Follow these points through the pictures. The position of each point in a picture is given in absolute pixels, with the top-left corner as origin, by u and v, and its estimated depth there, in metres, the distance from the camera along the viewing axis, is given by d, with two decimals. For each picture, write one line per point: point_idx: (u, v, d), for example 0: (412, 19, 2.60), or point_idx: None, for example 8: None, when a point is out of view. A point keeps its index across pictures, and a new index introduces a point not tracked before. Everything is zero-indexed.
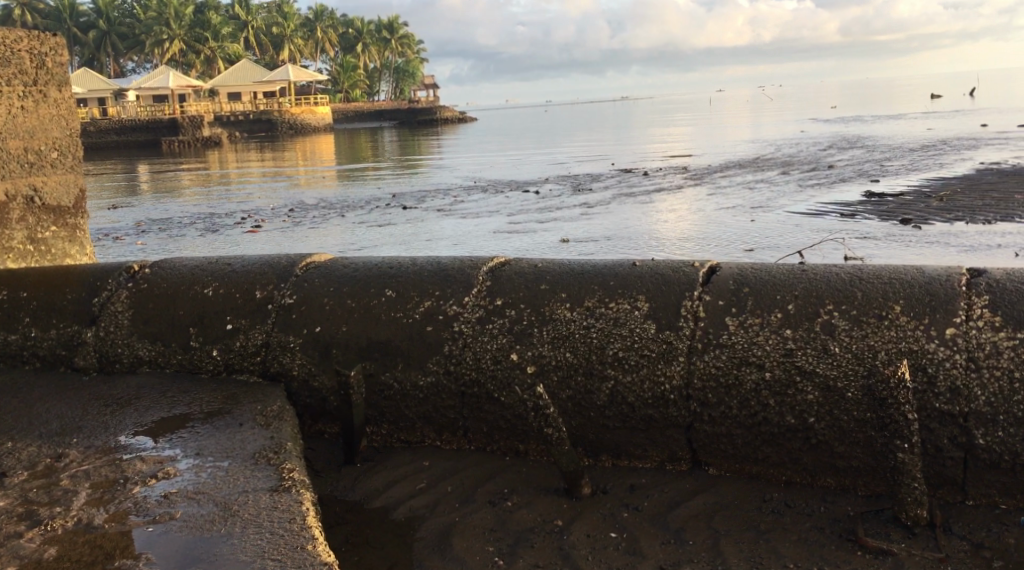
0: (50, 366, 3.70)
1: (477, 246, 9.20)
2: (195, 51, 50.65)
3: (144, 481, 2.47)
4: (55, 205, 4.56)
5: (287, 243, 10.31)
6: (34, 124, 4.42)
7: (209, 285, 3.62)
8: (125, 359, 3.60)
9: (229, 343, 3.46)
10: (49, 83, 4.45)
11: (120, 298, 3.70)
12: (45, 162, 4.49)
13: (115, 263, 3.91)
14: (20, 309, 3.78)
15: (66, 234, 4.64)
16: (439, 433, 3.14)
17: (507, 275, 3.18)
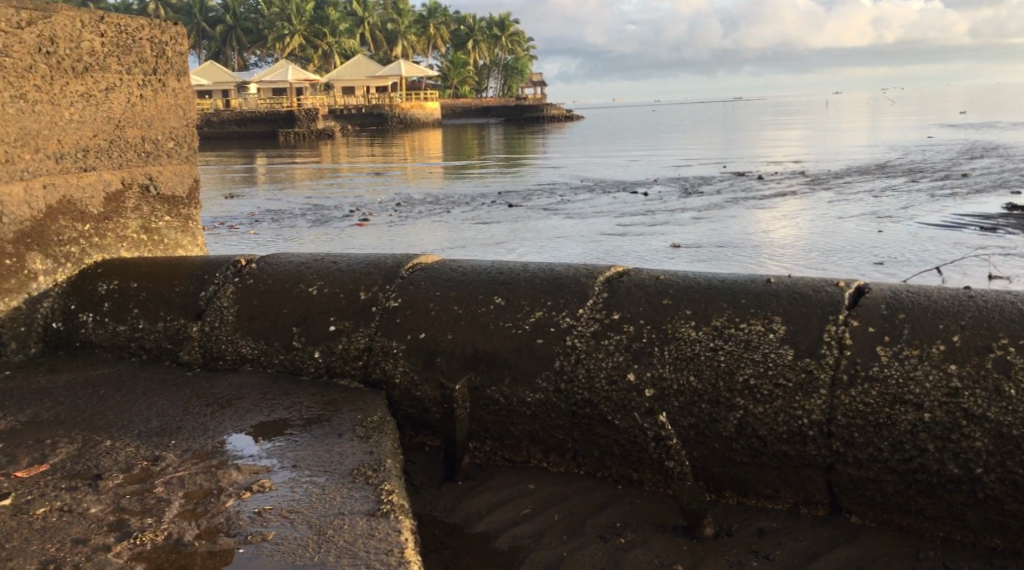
0: (155, 359, 3.64)
1: (585, 248, 8.95)
2: (311, 45, 51.84)
3: (237, 494, 2.33)
4: (170, 195, 4.53)
5: (395, 237, 10.27)
6: (152, 114, 4.40)
7: (315, 284, 3.51)
8: (228, 356, 3.50)
9: (331, 345, 3.32)
10: (168, 73, 4.43)
11: (226, 293, 3.62)
12: (161, 152, 4.47)
13: (223, 257, 3.87)
14: (130, 300, 3.78)
15: (180, 225, 4.60)
16: (547, 455, 2.91)
17: (627, 287, 2.94)
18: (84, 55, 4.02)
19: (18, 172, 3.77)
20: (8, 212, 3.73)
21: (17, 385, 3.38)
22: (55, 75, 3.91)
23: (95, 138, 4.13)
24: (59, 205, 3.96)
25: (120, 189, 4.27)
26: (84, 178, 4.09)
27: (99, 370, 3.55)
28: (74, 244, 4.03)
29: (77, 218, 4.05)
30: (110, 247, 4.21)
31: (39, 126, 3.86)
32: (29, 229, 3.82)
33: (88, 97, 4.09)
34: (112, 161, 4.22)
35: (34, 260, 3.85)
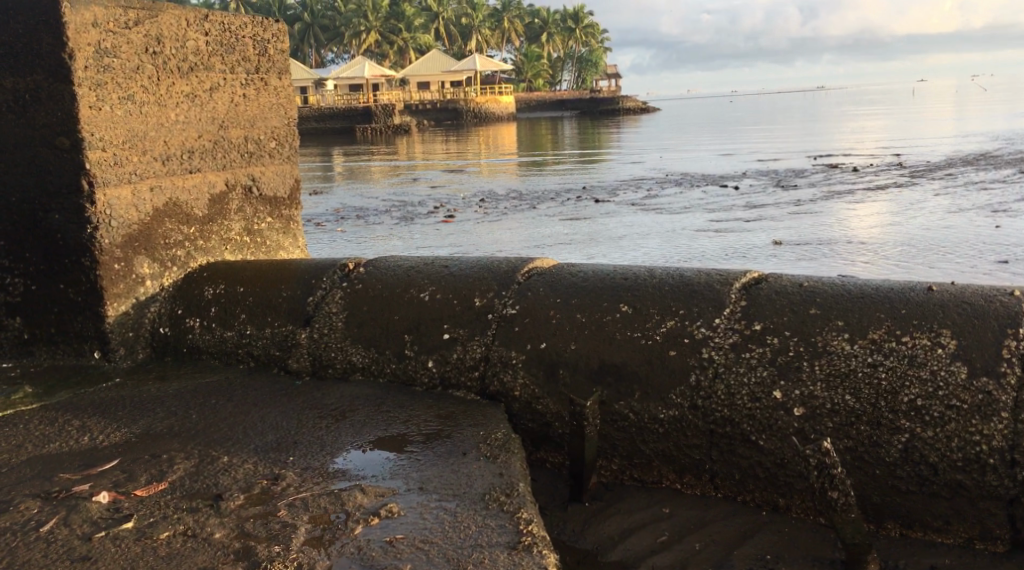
0: (263, 367, 3.55)
1: (681, 246, 8.70)
2: (389, 41, 52.29)
3: (366, 520, 2.20)
4: (272, 196, 4.47)
5: (483, 234, 10.17)
6: (254, 114, 4.32)
7: (426, 289, 3.36)
8: (338, 364, 3.38)
9: (445, 354, 3.18)
10: (270, 70, 4.35)
11: (334, 298, 3.51)
12: (263, 152, 4.39)
13: (329, 261, 3.76)
14: (236, 305, 3.70)
15: (281, 226, 4.55)
16: (681, 475, 2.70)
17: (767, 294, 2.70)
18: (189, 54, 3.96)
19: (127, 175, 3.72)
20: (117, 216, 3.68)
21: (128, 394, 3.31)
22: (161, 76, 3.85)
23: (201, 139, 4.07)
24: (166, 207, 3.91)
25: (224, 191, 4.20)
26: (190, 180, 4.03)
27: (208, 378, 3.47)
28: (180, 247, 3.98)
29: (184, 221, 4.00)
30: (214, 250, 4.15)
31: (146, 128, 3.81)
32: (137, 233, 3.77)
33: (194, 97, 4.02)
34: (216, 162, 4.16)
35: (141, 264, 3.79)
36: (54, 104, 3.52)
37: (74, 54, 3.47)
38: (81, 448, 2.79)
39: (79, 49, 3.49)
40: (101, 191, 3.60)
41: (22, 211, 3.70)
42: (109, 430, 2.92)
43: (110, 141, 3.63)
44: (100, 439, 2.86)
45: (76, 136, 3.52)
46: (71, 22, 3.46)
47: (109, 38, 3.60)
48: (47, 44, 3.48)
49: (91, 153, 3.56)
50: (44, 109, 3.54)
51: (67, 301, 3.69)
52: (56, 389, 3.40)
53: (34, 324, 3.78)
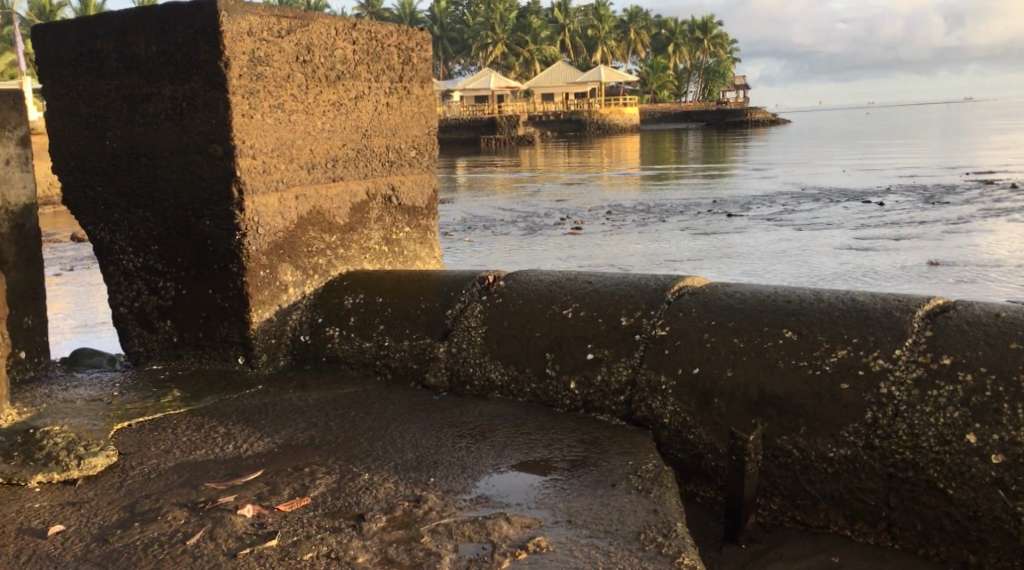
0: (400, 380, 3.48)
1: (824, 268, 8.37)
2: (515, 53, 52.76)
3: (513, 554, 2.08)
4: (410, 206, 4.46)
5: (613, 247, 10.02)
6: (396, 123, 4.32)
7: (568, 305, 3.23)
8: (476, 381, 3.28)
9: (589, 375, 3.03)
10: (413, 79, 4.36)
11: (474, 312, 3.41)
12: (403, 161, 4.39)
13: (468, 272, 3.69)
14: (375, 315, 3.66)
15: (419, 235, 4.54)
16: (852, 521, 2.50)
17: (957, 324, 2.46)
18: (337, 63, 3.97)
19: (275, 183, 3.73)
20: (263, 223, 3.70)
21: (270, 402, 3.29)
22: (310, 84, 3.86)
23: (344, 147, 4.07)
24: (309, 215, 3.93)
25: (364, 200, 4.21)
26: (333, 189, 4.05)
27: (346, 390, 3.42)
28: (322, 255, 4.00)
29: (325, 229, 4.01)
30: (354, 259, 4.16)
31: (294, 136, 3.82)
32: (282, 241, 3.79)
33: (340, 106, 4.03)
34: (358, 171, 4.16)
35: (285, 271, 3.81)
36: (209, 111, 3.56)
37: (230, 63, 3.50)
38: (227, 457, 2.76)
39: (235, 57, 3.52)
40: (250, 199, 3.63)
41: (175, 216, 3.78)
42: (253, 439, 2.90)
43: (260, 149, 3.65)
44: (244, 447, 2.84)
45: (229, 143, 3.55)
46: (228, 30, 3.49)
47: (263, 47, 3.62)
48: (204, 53, 3.51)
49: (242, 160, 3.58)
50: (200, 117, 3.59)
51: (214, 306, 3.75)
52: (203, 393, 3.42)
53: (183, 328, 3.90)
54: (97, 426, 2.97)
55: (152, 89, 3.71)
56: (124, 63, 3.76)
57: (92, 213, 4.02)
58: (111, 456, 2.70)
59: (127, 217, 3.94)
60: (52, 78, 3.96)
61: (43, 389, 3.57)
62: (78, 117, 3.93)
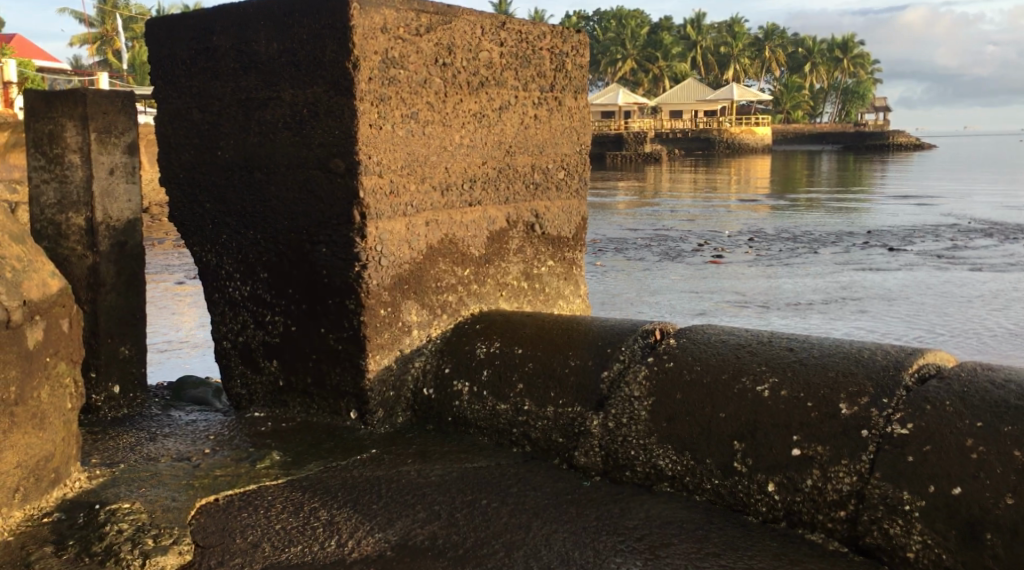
0: (541, 455, 2.83)
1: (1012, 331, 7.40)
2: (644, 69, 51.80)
3: None
4: (555, 235, 3.83)
5: (760, 283, 9.20)
6: (545, 138, 3.70)
7: (764, 380, 2.45)
8: (638, 468, 2.57)
9: (795, 478, 2.28)
10: (565, 89, 3.74)
11: (637, 378, 2.68)
12: (551, 183, 3.77)
13: (628, 323, 3.00)
14: (513, 370, 3.02)
15: (563, 270, 3.90)
16: None
17: None
18: (481, 67, 3.39)
19: (403, 206, 3.19)
20: (387, 253, 3.16)
21: (385, 476, 2.70)
22: (450, 92, 3.30)
23: (484, 165, 3.49)
24: (440, 245, 3.37)
25: (504, 228, 3.61)
26: (469, 215, 3.46)
27: (475, 464, 2.79)
28: (453, 292, 3.43)
29: (458, 261, 3.44)
30: (489, 297, 3.57)
31: (428, 151, 3.27)
32: (408, 274, 3.25)
33: (482, 117, 3.45)
34: (498, 194, 3.56)
35: (409, 310, 3.26)
36: (333, 120, 3.04)
37: (360, 64, 2.97)
38: (326, 562, 2.18)
39: (365, 58, 2.99)
40: (373, 225, 3.09)
41: (288, 240, 3.27)
42: (361, 535, 2.30)
43: (388, 166, 3.11)
44: (349, 547, 2.25)
45: (353, 158, 3.02)
46: (359, 26, 2.96)
47: (398, 46, 3.08)
48: (331, 51, 3.00)
49: (367, 179, 3.05)
50: (324, 126, 3.08)
51: (328, 348, 3.23)
52: (306, 458, 2.86)
53: (291, 371, 3.38)
54: (175, 502, 2.43)
55: (271, 93, 3.21)
56: (241, 62, 3.27)
57: (198, 233, 3.54)
58: (184, 555, 2.17)
59: (236, 238, 3.44)
60: (163, 77, 3.49)
61: (129, 438, 3.08)
62: (189, 123, 3.45)
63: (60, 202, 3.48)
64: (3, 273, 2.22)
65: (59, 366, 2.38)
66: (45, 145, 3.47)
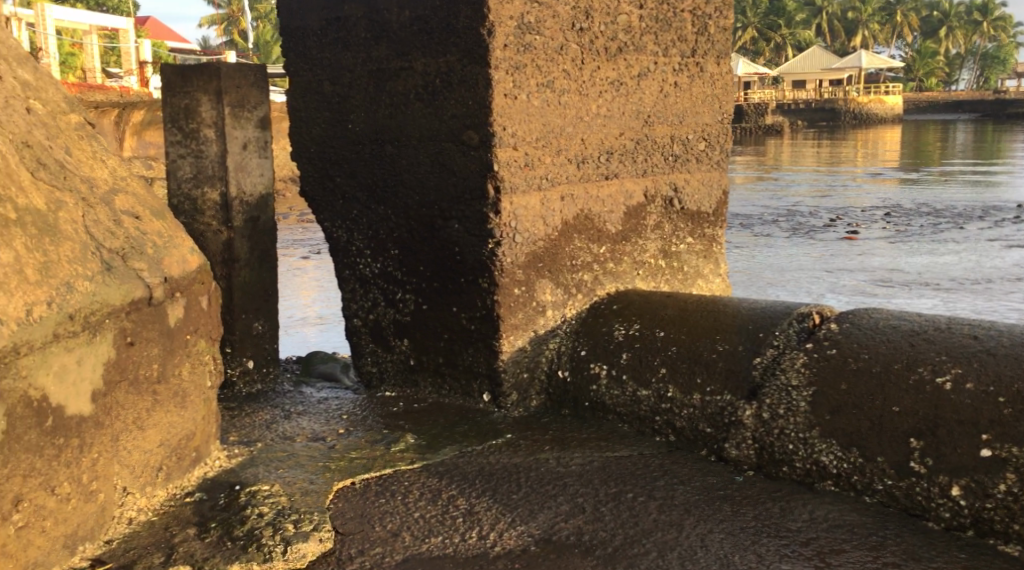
0: (687, 446, 2.63)
1: None
2: (767, 37, 50.11)
3: None
4: (695, 211, 3.61)
5: (902, 261, 8.68)
6: (686, 107, 3.48)
7: (945, 371, 2.20)
8: (797, 464, 2.34)
9: (985, 483, 2.03)
10: (708, 53, 3.50)
11: (796, 366, 2.46)
12: (691, 155, 3.55)
13: (781, 306, 2.77)
14: (655, 354, 2.83)
15: (703, 248, 3.67)
16: None
17: None
18: (620, 31, 3.20)
19: (537, 180, 3.04)
20: (521, 229, 3.02)
21: (523, 463, 2.59)
22: (587, 59, 3.13)
23: (622, 137, 3.30)
24: (575, 221, 3.21)
25: (641, 203, 3.41)
26: (605, 188, 3.29)
27: (617, 453, 2.64)
28: (588, 271, 3.26)
29: (594, 238, 3.27)
30: (625, 275, 3.39)
31: (563, 122, 3.10)
32: (542, 252, 3.11)
33: (620, 85, 3.25)
34: (637, 167, 3.37)
35: (544, 290, 3.12)
36: (467, 90, 2.91)
37: (495, 29, 2.83)
38: (469, 554, 2.07)
39: (500, 23, 2.84)
40: (508, 199, 2.96)
41: (419, 216, 3.18)
42: (502, 526, 2.19)
43: (522, 138, 2.97)
44: (491, 538, 2.14)
45: (487, 130, 2.89)
46: None
47: (534, 11, 2.93)
48: (465, 18, 2.87)
49: (502, 151, 2.91)
50: (457, 97, 2.95)
51: (459, 327, 3.15)
52: (440, 442, 2.77)
53: (422, 350, 3.31)
54: (314, 484, 2.38)
55: (403, 63, 3.10)
56: (373, 32, 3.18)
57: (328, 208, 3.47)
58: (325, 542, 2.09)
59: (366, 214, 3.36)
60: (295, 49, 3.43)
61: (263, 416, 3.05)
62: (321, 96, 3.39)
63: (196, 177, 3.47)
64: (144, 250, 2.14)
65: (200, 343, 2.34)
66: (181, 120, 3.47)
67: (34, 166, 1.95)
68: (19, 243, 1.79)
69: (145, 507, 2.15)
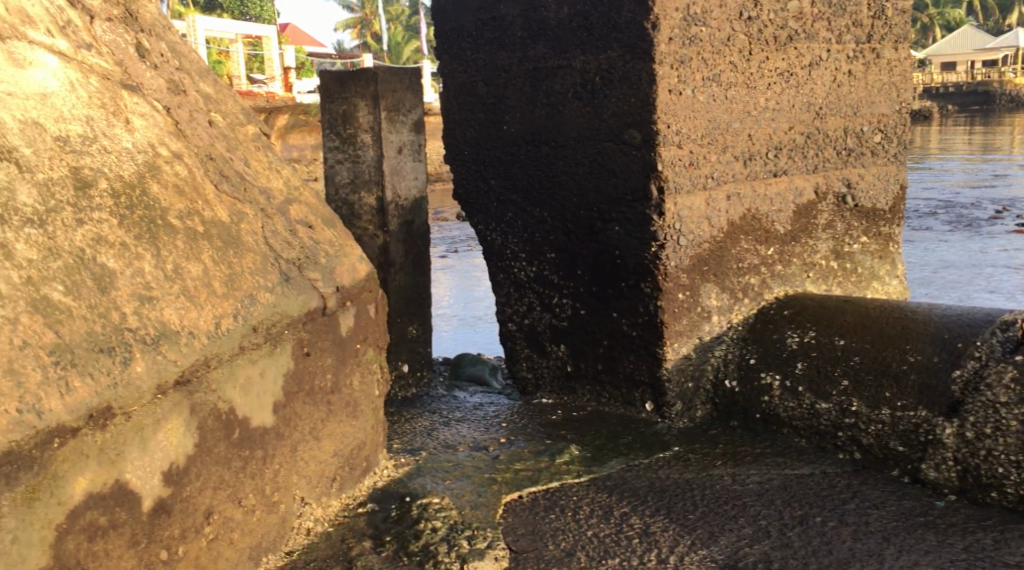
0: (877, 466, 2.46)
1: None
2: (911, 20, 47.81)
3: None
4: (870, 208, 3.38)
5: None
6: (860, 97, 3.26)
7: None
8: (1009, 492, 2.17)
9: None
10: (884, 39, 3.27)
11: (1003, 381, 2.26)
12: (865, 148, 3.32)
13: (978, 312, 2.54)
14: (836, 365, 2.63)
15: (878, 248, 3.44)
16: None
17: None
18: (790, 19, 3.01)
19: (703, 179, 2.90)
20: (686, 231, 2.88)
21: (696, 480, 2.45)
22: (756, 49, 2.96)
23: (791, 131, 3.11)
24: (742, 221, 3.04)
25: (812, 200, 3.21)
26: (774, 186, 3.10)
27: (797, 471, 2.49)
28: (755, 274, 3.08)
29: (761, 239, 3.10)
30: (795, 278, 3.20)
31: (730, 117, 2.94)
32: (707, 254, 2.96)
33: (790, 76, 3.07)
34: (807, 163, 3.18)
35: (709, 294, 2.97)
36: (629, 87, 2.80)
37: (660, 22, 2.70)
38: None
39: (666, 16, 2.71)
40: (673, 200, 2.82)
41: (577, 218, 3.08)
42: (683, 549, 2.08)
43: (687, 135, 2.83)
44: (672, 563, 2.03)
45: (651, 128, 2.76)
46: None
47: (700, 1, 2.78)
48: (628, 12, 2.76)
49: (666, 150, 2.78)
50: (618, 94, 2.84)
51: (621, 334, 3.03)
52: (606, 454, 2.66)
53: (580, 357, 3.21)
54: (482, 498, 2.31)
55: (561, 62, 3.01)
56: (529, 30, 3.10)
57: (483, 211, 3.42)
58: (501, 560, 2.04)
59: (522, 216, 3.29)
60: (449, 51, 3.39)
61: (423, 422, 3.03)
62: (475, 97, 3.33)
63: (354, 182, 3.48)
64: (318, 259, 2.13)
65: (369, 353, 2.31)
66: (339, 126, 3.48)
67: (217, 179, 1.96)
68: (208, 255, 1.79)
69: (321, 518, 2.13)
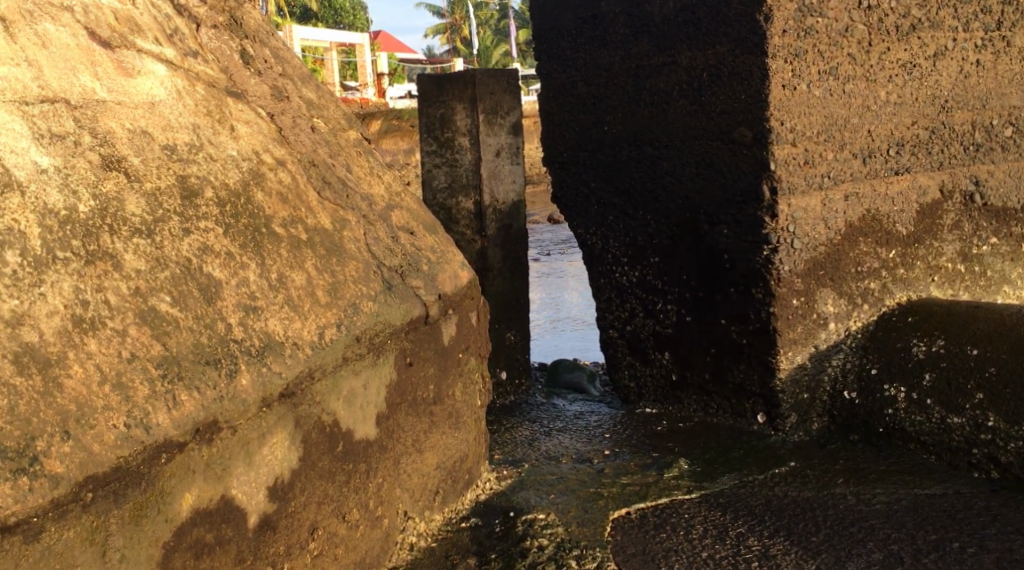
0: (1018, 487, 2.30)
1: None
2: None
3: None
4: (1001, 207, 3.16)
5: None
6: (989, 89, 3.05)
7: None
8: None
9: None
10: (1016, 26, 3.05)
11: None
12: (995, 143, 3.11)
13: None
14: (967, 376, 2.44)
15: (1009, 249, 3.22)
16: None
17: None
18: (913, 7, 2.83)
19: (819, 178, 2.74)
20: (801, 234, 2.72)
21: (815, 499, 2.30)
22: (876, 40, 2.78)
23: (914, 126, 2.92)
24: (861, 222, 2.86)
25: (936, 200, 3.02)
26: (895, 185, 2.92)
27: (928, 491, 2.33)
28: (875, 278, 2.89)
29: (882, 241, 2.91)
30: (918, 282, 3.00)
31: (849, 112, 2.77)
32: (823, 258, 2.79)
33: (913, 68, 2.88)
34: (931, 160, 2.98)
35: (826, 301, 2.80)
36: (739, 83, 2.66)
37: (773, 14, 2.56)
38: None
39: (780, 7, 2.58)
40: (786, 201, 2.67)
41: (684, 221, 2.96)
42: None
43: (802, 132, 2.67)
44: None
45: (763, 126, 2.62)
46: None
47: None
48: (738, 5, 2.63)
49: (779, 148, 2.64)
50: (727, 91, 2.71)
51: (730, 342, 2.89)
52: (718, 469, 2.53)
53: (686, 365, 3.08)
54: (587, 513, 2.21)
55: (666, 59, 2.89)
56: (632, 27, 2.99)
57: (583, 215, 3.32)
58: None
59: (624, 220, 3.18)
60: (548, 51, 3.30)
61: (524, 432, 2.94)
62: (576, 98, 3.24)
63: (451, 186, 3.42)
64: (420, 266, 2.06)
65: (471, 362, 2.24)
66: (437, 130, 3.42)
67: (320, 185, 1.92)
68: (311, 264, 1.74)
69: (425, 533, 2.06)
